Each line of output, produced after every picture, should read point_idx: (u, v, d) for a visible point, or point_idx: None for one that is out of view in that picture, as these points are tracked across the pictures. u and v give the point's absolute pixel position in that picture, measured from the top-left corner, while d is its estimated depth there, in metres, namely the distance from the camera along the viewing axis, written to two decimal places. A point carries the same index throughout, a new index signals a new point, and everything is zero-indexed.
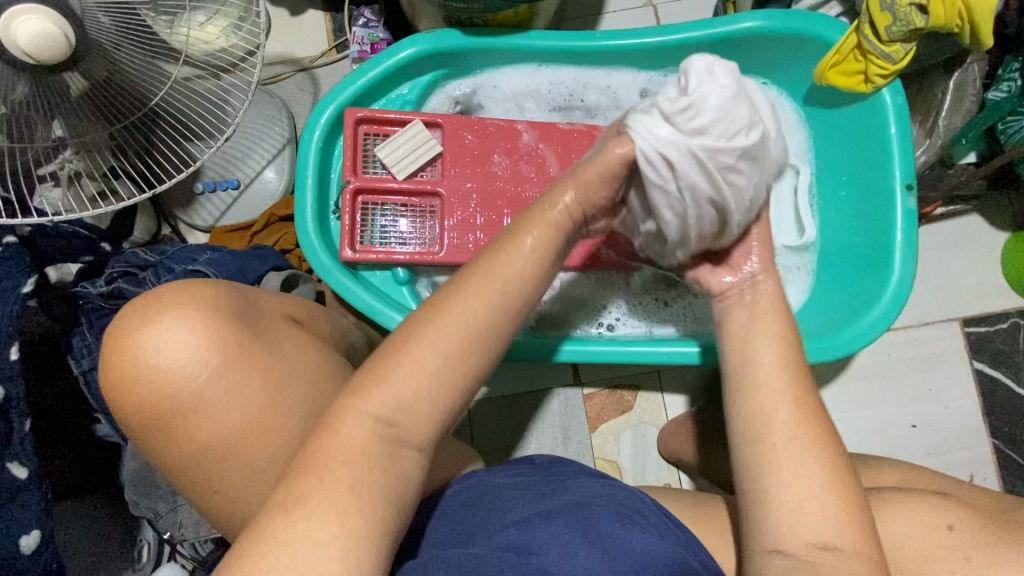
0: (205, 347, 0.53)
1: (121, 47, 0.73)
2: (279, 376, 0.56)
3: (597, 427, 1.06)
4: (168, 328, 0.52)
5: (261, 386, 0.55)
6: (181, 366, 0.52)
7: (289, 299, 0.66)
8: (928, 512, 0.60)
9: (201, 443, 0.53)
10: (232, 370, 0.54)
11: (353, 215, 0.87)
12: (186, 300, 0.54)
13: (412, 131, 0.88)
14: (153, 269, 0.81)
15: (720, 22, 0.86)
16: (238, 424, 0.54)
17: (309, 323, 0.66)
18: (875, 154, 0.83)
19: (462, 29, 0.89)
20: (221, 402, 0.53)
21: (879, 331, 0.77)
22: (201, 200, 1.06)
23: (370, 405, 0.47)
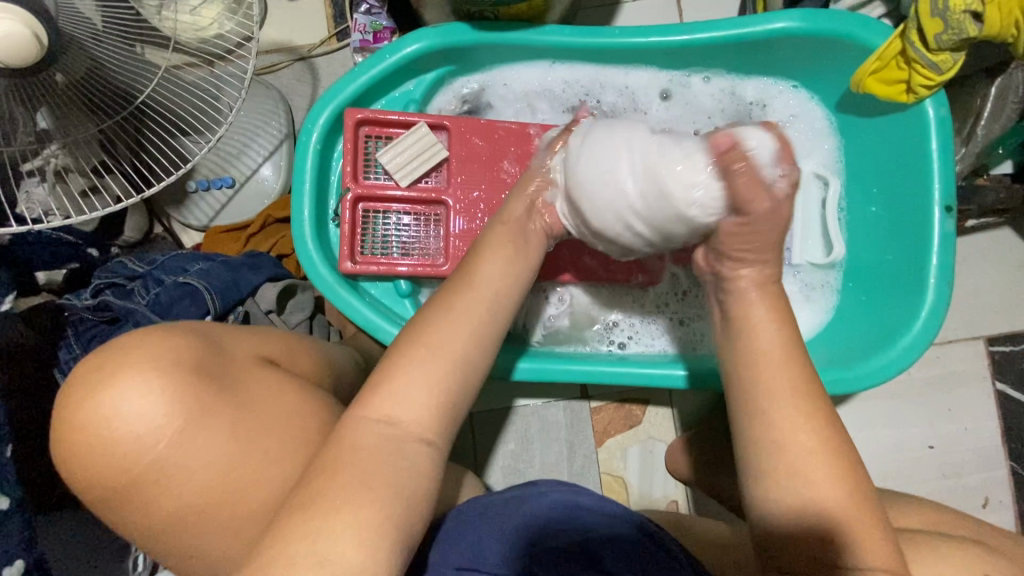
0: (164, 411, 0.49)
1: (102, 42, 0.68)
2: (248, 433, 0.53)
3: (603, 442, 1.03)
4: (129, 383, 0.49)
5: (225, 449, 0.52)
6: (138, 432, 0.49)
7: (267, 333, 0.63)
8: (952, 555, 0.55)
9: (174, 505, 0.51)
10: (192, 434, 0.50)
11: (353, 223, 0.82)
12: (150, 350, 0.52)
13: (416, 134, 0.83)
14: (142, 280, 0.76)
15: (751, 21, 0.79)
16: (202, 488, 0.51)
17: (290, 362, 0.63)
18: (912, 171, 0.78)
19: (472, 23, 0.83)
20: (182, 470, 0.50)
21: (908, 362, 0.73)
22: (194, 199, 1.01)
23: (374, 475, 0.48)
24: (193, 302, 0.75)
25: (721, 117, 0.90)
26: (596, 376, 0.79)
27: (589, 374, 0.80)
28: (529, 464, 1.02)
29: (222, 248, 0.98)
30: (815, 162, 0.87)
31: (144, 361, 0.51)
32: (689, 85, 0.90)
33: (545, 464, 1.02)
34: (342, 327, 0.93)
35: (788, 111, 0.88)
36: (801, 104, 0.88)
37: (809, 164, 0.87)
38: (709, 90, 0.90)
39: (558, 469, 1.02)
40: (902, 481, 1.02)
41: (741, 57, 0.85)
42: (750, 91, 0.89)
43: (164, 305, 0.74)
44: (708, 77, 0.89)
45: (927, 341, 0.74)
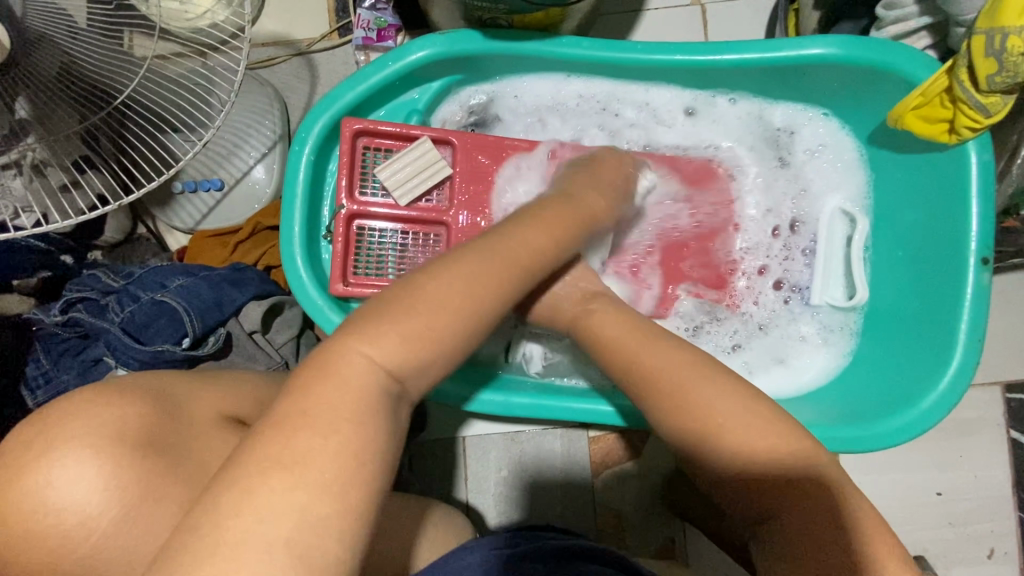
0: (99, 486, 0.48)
1: (79, 39, 0.62)
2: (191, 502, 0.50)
3: (600, 473, 0.99)
4: (65, 455, 0.47)
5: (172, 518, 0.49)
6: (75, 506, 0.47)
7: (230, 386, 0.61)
8: None
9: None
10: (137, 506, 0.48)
11: (346, 242, 0.77)
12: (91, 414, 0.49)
13: (419, 149, 0.77)
14: (116, 295, 0.71)
15: (784, 45, 0.74)
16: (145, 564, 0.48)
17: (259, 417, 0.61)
18: (947, 217, 0.73)
19: (483, 31, 0.77)
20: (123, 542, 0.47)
21: (933, 420, 0.69)
22: (180, 200, 0.95)
23: None
24: (170, 322, 0.69)
25: (743, 143, 0.84)
26: (520, 410, 0.76)
27: (527, 406, 0.77)
28: (522, 493, 0.99)
29: (208, 254, 0.92)
30: (841, 196, 0.82)
31: (81, 429, 0.48)
32: (712, 107, 0.84)
33: (539, 494, 0.99)
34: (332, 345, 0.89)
35: (816, 141, 0.83)
36: (831, 133, 0.82)
37: (835, 198, 0.82)
38: (733, 113, 0.84)
39: (552, 498, 0.98)
40: (907, 527, 0.99)
41: (771, 81, 0.79)
42: (777, 117, 0.83)
43: (139, 325, 0.68)
44: (733, 99, 0.84)
45: (955, 398, 0.69)
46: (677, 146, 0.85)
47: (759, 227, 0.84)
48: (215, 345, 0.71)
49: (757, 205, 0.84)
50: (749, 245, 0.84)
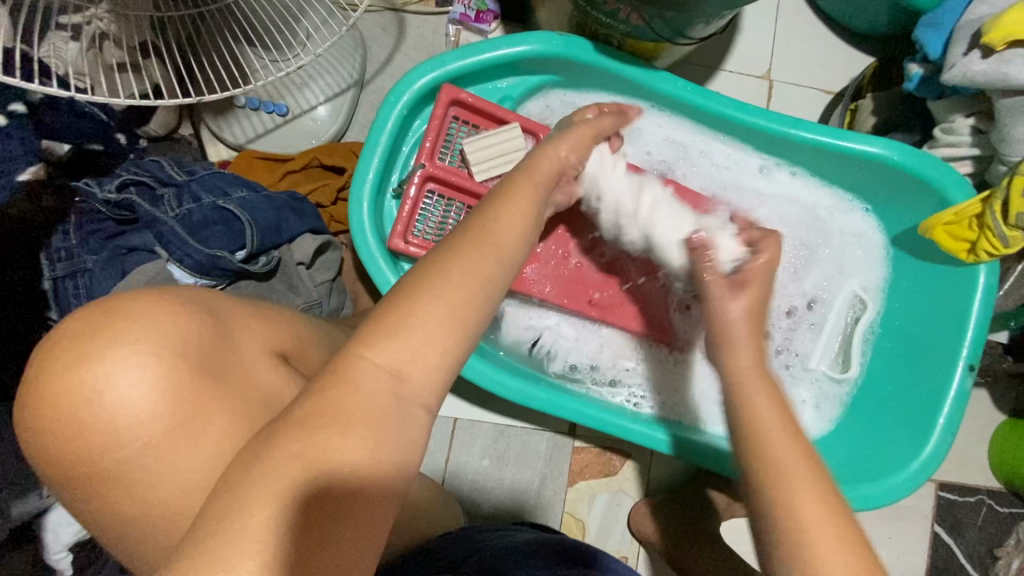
0: (141, 399, 0.41)
1: None
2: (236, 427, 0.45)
3: (576, 483, 1.02)
4: (116, 352, 0.40)
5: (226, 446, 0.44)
6: (121, 415, 0.41)
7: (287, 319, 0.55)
8: None
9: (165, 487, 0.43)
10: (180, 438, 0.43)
11: (415, 202, 0.78)
12: (110, 328, 0.41)
13: (507, 133, 0.78)
14: (176, 189, 0.68)
15: (848, 137, 0.82)
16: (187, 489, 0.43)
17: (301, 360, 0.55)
18: (944, 321, 0.83)
19: (595, 44, 0.81)
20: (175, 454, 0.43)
21: (890, 500, 0.76)
22: (238, 113, 0.92)
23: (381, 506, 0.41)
24: (227, 232, 0.67)
25: (786, 213, 0.92)
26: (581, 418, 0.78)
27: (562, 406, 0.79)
28: (498, 485, 1.00)
29: (253, 174, 0.90)
30: (857, 282, 0.91)
31: (163, 321, 0.43)
32: (770, 175, 0.92)
33: (513, 490, 1.00)
34: (357, 296, 0.90)
35: (850, 230, 0.91)
36: (866, 227, 0.91)
37: (852, 282, 0.91)
38: (786, 186, 0.92)
39: (524, 497, 1.00)
40: None
41: (826, 165, 0.88)
42: (820, 200, 0.92)
43: (195, 225, 0.67)
44: (791, 173, 0.92)
45: (914, 487, 0.77)
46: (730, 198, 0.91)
47: (791, 298, 0.92)
48: (265, 266, 0.70)
49: (790, 272, 0.92)
50: (773, 311, 0.91)
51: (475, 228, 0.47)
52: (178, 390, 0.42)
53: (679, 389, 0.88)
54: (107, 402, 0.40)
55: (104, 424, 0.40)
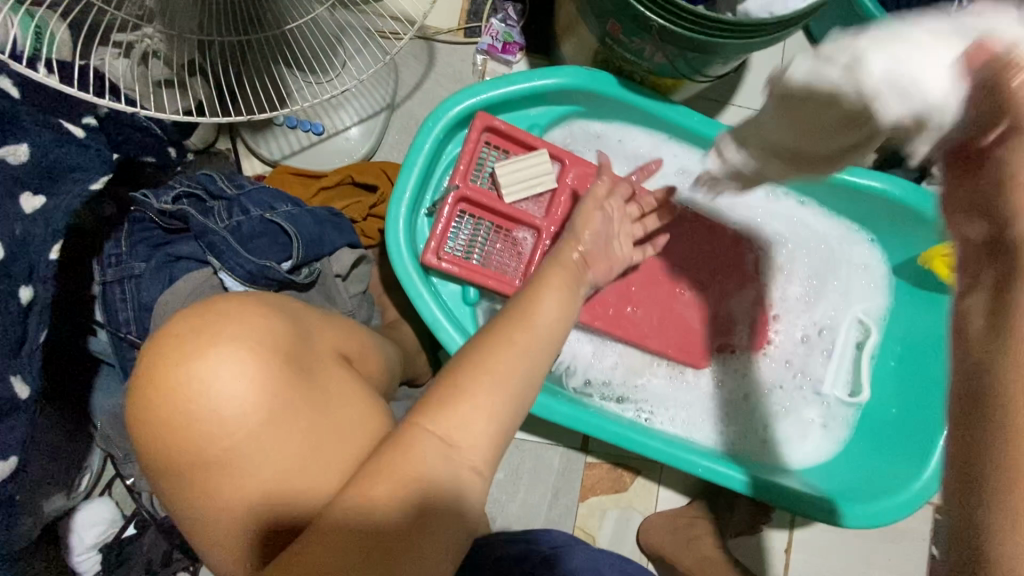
0: (243, 396, 0.43)
1: None
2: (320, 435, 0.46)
3: (587, 498, 1.04)
4: (216, 353, 0.43)
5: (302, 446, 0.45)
6: (222, 414, 0.43)
7: (346, 326, 0.59)
8: None
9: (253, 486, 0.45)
10: (271, 433, 0.44)
11: (448, 220, 0.82)
12: (208, 326, 0.44)
13: (536, 159, 0.83)
14: (226, 202, 0.72)
15: (853, 171, 0.87)
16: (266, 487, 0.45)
17: (359, 360, 0.59)
18: (945, 347, 0.87)
19: (619, 79, 0.86)
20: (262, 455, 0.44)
21: (896, 517, 0.80)
22: (275, 131, 0.97)
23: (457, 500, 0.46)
24: (273, 243, 0.71)
25: (797, 240, 0.96)
26: (611, 436, 0.81)
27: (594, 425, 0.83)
28: (512, 498, 1.02)
29: (287, 190, 0.94)
30: (862, 307, 0.96)
31: (257, 322, 0.46)
32: (781, 204, 0.96)
33: (526, 503, 1.02)
34: (384, 308, 0.93)
35: (856, 258, 0.96)
36: (869, 256, 0.96)
37: (857, 308, 0.95)
38: (793, 214, 0.96)
39: (536, 510, 1.02)
40: None
41: (834, 197, 0.93)
42: (828, 230, 0.96)
43: (244, 235, 0.70)
44: (801, 202, 0.96)
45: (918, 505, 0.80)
46: (744, 224, 0.96)
47: (798, 323, 0.96)
48: (306, 278, 0.74)
49: (801, 297, 0.96)
50: (781, 333, 0.95)
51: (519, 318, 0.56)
52: (272, 385, 0.44)
53: (690, 407, 0.92)
54: (206, 395, 0.43)
55: (202, 416, 0.43)
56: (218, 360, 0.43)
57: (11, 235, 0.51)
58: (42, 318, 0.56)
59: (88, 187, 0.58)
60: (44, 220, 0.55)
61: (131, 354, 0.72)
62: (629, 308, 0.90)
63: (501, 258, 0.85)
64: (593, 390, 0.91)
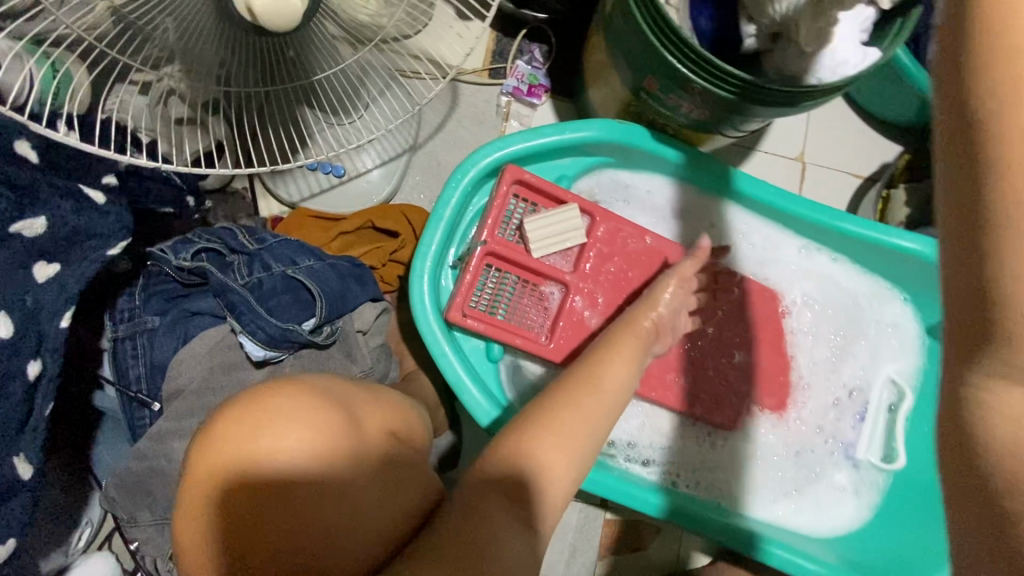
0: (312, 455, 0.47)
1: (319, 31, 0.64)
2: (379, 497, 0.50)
3: (605, 556, 1.00)
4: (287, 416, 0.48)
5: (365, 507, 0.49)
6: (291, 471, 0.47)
7: (389, 403, 0.57)
8: None
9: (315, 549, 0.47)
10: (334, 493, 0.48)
11: (474, 276, 0.79)
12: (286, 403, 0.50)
13: (567, 214, 0.80)
14: (247, 257, 0.69)
15: (890, 231, 0.85)
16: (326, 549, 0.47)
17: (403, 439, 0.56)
18: None
19: (653, 133, 0.83)
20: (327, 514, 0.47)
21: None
22: (294, 173, 0.94)
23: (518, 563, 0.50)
24: (295, 301, 0.68)
25: (829, 297, 0.93)
26: (640, 505, 0.78)
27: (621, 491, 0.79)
28: None
29: (306, 234, 0.91)
30: (895, 368, 0.93)
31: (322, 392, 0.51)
32: (815, 260, 0.93)
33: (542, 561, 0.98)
34: (402, 358, 0.90)
35: (889, 317, 0.93)
36: (902, 316, 0.93)
37: (889, 369, 0.93)
38: (825, 270, 0.93)
39: (552, 569, 0.98)
40: None
41: (869, 256, 0.90)
42: (860, 288, 0.94)
43: (265, 293, 0.67)
44: (834, 259, 0.93)
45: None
46: (775, 278, 0.93)
47: (829, 383, 0.93)
48: (327, 337, 0.71)
49: (830, 357, 0.92)
50: (812, 394, 0.92)
51: (583, 379, 0.65)
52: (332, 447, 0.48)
53: (717, 470, 0.88)
54: (279, 457, 0.47)
55: (273, 478, 0.46)
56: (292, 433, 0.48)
57: (20, 307, 0.49)
58: (50, 390, 0.53)
59: (105, 252, 0.54)
60: (58, 288, 0.52)
61: (139, 413, 0.68)
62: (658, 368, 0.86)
63: (526, 314, 0.83)
64: (617, 451, 0.88)
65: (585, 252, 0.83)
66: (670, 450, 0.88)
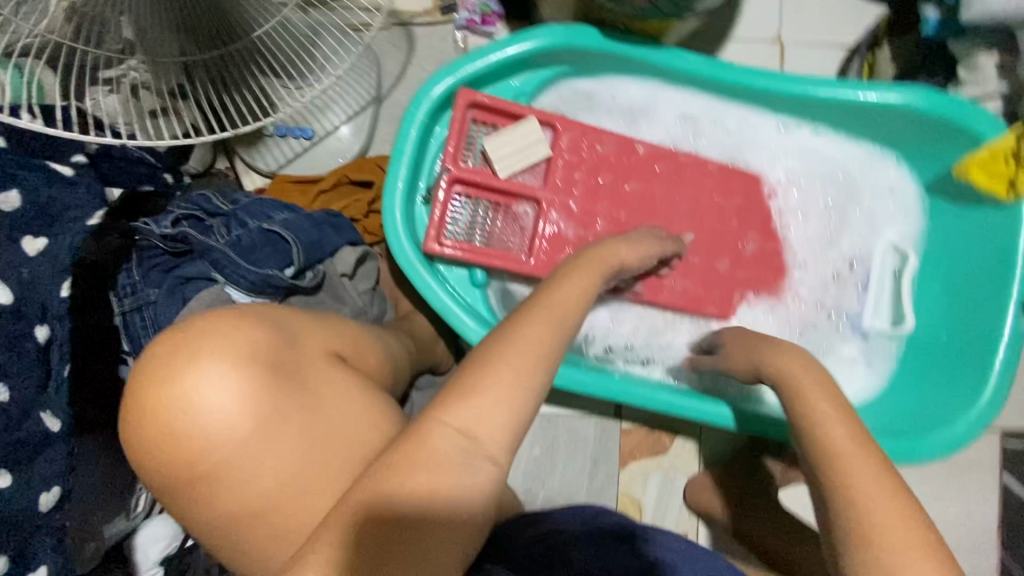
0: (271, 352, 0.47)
1: None
2: (317, 432, 0.48)
3: (627, 464, 1.03)
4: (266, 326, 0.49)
5: (301, 448, 0.47)
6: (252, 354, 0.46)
7: (339, 327, 0.57)
8: None
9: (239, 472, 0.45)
10: (269, 425, 0.45)
11: (444, 204, 0.80)
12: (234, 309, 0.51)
13: (525, 128, 0.80)
14: (224, 218, 0.73)
15: (871, 88, 0.80)
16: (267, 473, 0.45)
17: (357, 360, 0.57)
18: (989, 264, 0.81)
19: (603, 31, 0.81)
20: (257, 442, 0.45)
21: (936, 454, 0.76)
22: (268, 143, 0.97)
23: (471, 428, 0.46)
24: (275, 252, 0.72)
25: (817, 170, 0.90)
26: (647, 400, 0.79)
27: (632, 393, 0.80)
28: (551, 474, 1.02)
29: (288, 199, 0.94)
30: (895, 232, 0.90)
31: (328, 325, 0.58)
32: (795, 135, 0.90)
33: (566, 475, 1.02)
34: (397, 302, 0.94)
35: (882, 182, 0.90)
36: (897, 178, 0.90)
37: (889, 234, 0.90)
38: (807, 143, 0.90)
39: (577, 481, 1.02)
40: None
41: (854, 119, 0.86)
42: (847, 157, 0.90)
43: (245, 249, 0.71)
44: (816, 131, 0.90)
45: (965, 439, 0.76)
46: (756, 161, 0.90)
47: (832, 261, 0.90)
48: (312, 280, 0.74)
49: (823, 231, 0.90)
50: (815, 273, 0.90)
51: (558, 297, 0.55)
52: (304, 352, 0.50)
53: None
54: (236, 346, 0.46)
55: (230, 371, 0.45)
56: (246, 341, 0.46)
57: (16, 278, 0.57)
58: (63, 352, 0.59)
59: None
60: None
61: None
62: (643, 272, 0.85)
63: (505, 236, 0.84)
64: (617, 358, 0.88)
65: (554, 166, 0.83)
66: (672, 350, 0.89)
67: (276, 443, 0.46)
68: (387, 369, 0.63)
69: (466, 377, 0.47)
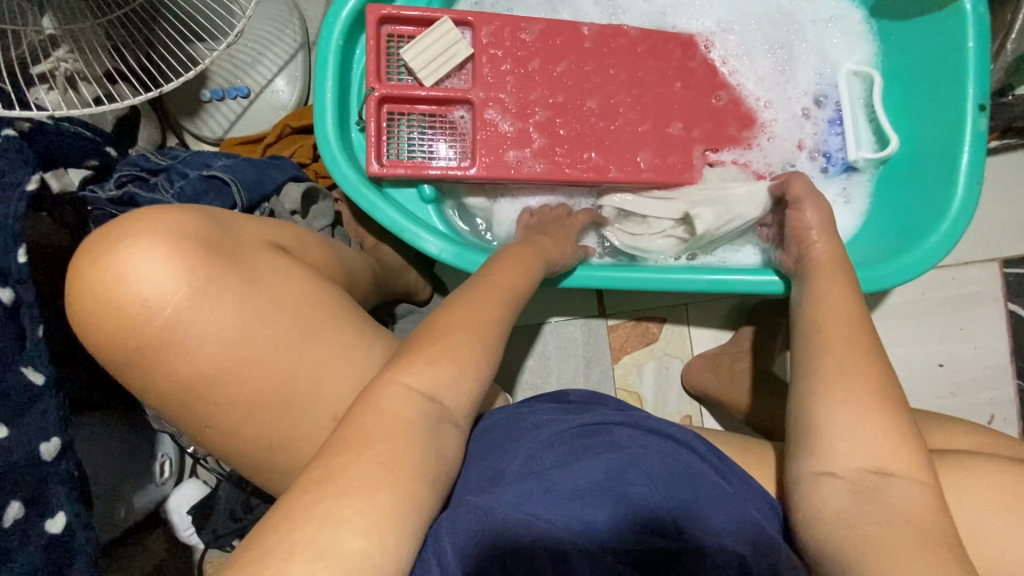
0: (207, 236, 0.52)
1: None
2: (255, 308, 0.52)
3: (620, 358, 1.04)
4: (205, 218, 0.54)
5: (237, 323, 0.51)
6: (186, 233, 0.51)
7: (276, 226, 0.61)
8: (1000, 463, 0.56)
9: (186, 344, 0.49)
10: (202, 297, 0.50)
11: (378, 124, 0.80)
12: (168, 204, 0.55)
13: (441, 30, 0.80)
14: (165, 174, 0.75)
15: None
16: (215, 355, 0.50)
17: (301, 251, 0.61)
18: (943, 72, 0.78)
19: None
20: (197, 320, 0.50)
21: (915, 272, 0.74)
22: (208, 109, 0.98)
23: (423, 381, 0.51)
24: (219, 196, 0.74)
25: (751, 17, 0.87)
26: (626, 283, 0.79)
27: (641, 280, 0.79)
28: (547, 381, 1.03)
29: None
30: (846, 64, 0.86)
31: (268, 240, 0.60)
32: None
33: (562, 379, 1.03)
34: (361, 239, 0.95)
35: (822, 15, 0.87)
36: (837, 9, 0.87)
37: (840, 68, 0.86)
38: None
39: (574, 383, 1.03)
40: (911, 398, 1.04)
41: None
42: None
43: (190, 197, 0.73)
44: None
45: (948, 247, 0.74)
46: (687, 21, 0.88)
47: (784, 109, 0.87)
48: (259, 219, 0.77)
49: (769, 80, 0.87)
50: (770, 124, 0.87)
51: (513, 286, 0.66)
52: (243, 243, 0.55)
53: None
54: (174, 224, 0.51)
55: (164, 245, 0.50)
56: (182, 225, 0.51)
57: None
58: (33, 314, 0.61)
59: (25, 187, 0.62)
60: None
61: None
62: (589, 153, 0.83)
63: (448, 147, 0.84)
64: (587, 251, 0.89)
65: (479, 65, 0.82)
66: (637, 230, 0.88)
67: (209, 316, 0.50)
68: (339, 274, 0.65)
69: (428, 345, 0.53)
